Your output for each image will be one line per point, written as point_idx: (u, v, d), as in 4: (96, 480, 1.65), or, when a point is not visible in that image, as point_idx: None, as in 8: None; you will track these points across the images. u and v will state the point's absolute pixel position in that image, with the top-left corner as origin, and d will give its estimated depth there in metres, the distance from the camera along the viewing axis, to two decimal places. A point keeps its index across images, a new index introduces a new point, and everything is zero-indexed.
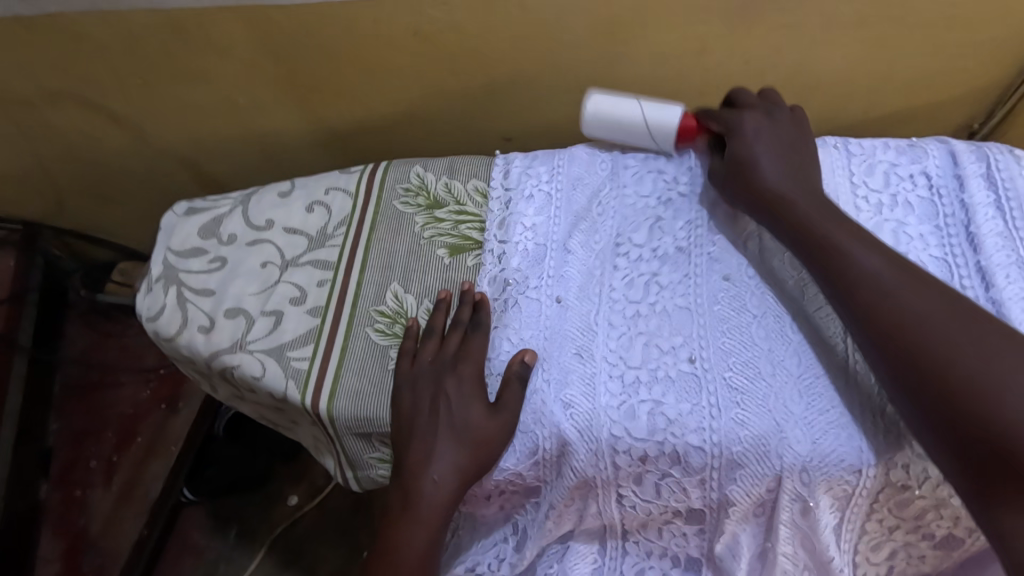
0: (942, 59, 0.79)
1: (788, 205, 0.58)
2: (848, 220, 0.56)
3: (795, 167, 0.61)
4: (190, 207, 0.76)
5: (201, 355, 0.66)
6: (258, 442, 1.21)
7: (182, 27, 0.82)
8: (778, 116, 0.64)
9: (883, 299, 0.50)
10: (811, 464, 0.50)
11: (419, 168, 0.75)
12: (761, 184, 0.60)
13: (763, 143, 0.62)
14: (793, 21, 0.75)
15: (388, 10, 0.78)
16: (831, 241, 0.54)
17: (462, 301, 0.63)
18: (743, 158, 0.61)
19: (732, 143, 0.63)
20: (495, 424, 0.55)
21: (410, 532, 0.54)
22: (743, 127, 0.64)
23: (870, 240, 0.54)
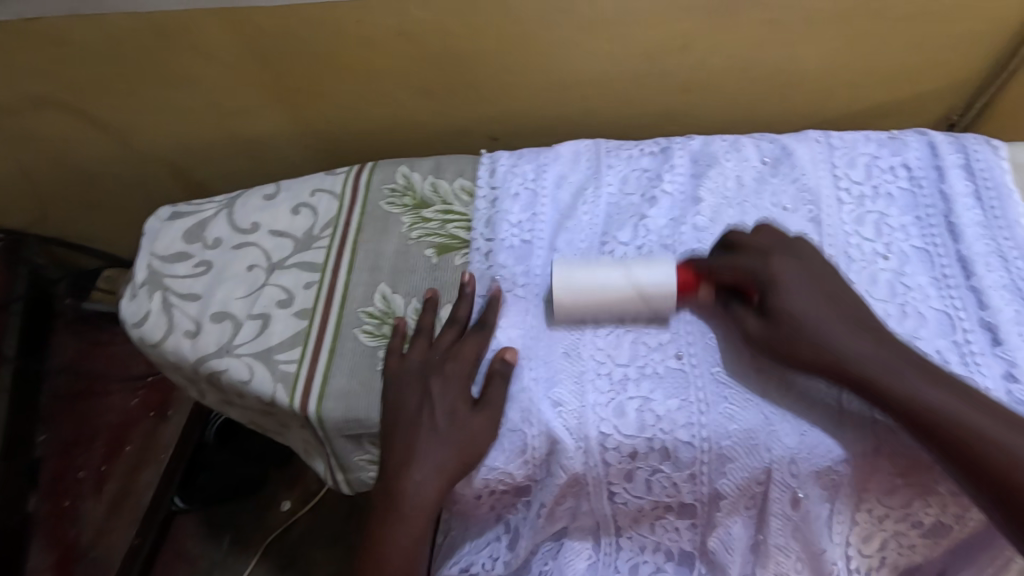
0: (922, 54, 0.80)
1: (865, 371, 0.49)
2: (918, 360, 0.49)
3: (848, 312, 0.52)
4: (174, 211, 0.76)
5: (187, 360, 0.66)
6: (251, 450, 1.21)
7: (165, 30, 0.82)
8: (790, 245, 0.55)
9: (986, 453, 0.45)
10: (799, 456, 0.51)
11: (405, 168, 0.75)
12: (822, 348, 0.50)
13: (806, 298, 0.52)
14: (775, 16, 0.76)
15: (373, 11, 0.78)
16: (915, 398, 0.47)
17: (461, 296, 0.62)
18: (799, 322, 0.51)
19: (767, 298, 0.53)
20: (479, 423, 0.55)
21: (398, 533, 0.54)
22: (778, 281, 0.52)
23: (937, 373, 0.49)
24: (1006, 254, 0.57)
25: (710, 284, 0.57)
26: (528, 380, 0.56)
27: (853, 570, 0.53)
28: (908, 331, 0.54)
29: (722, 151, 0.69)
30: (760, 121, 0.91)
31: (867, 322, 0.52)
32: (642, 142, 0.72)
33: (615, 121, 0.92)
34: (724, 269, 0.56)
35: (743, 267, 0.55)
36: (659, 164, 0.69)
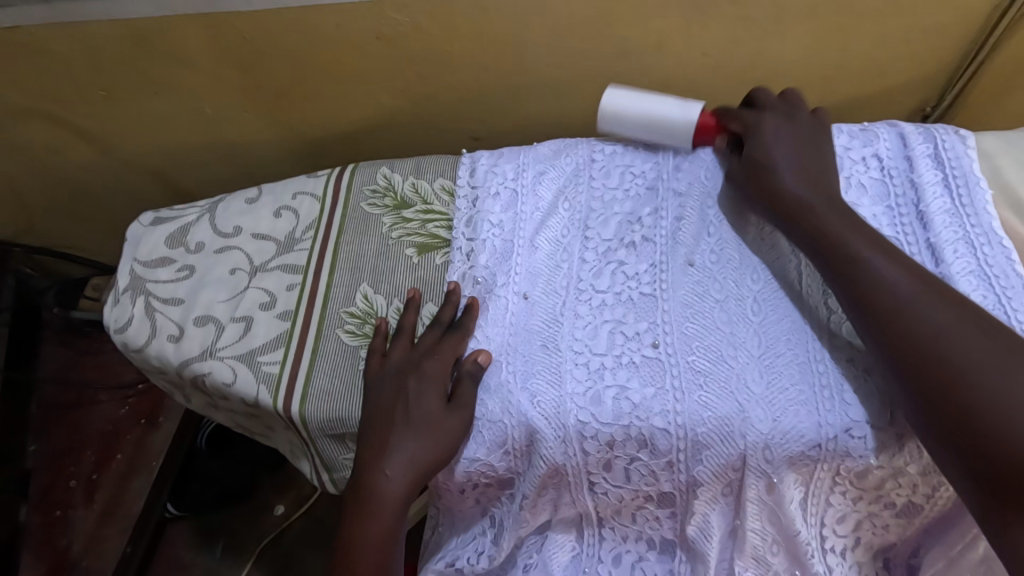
0: (893, 48, 0.81)
1: (820, 221, 0.56)
2: (879, 240, 0.54)
3: (821, 179, 0.59)
4: (156, 216, 0.76)
5: (172, 364, 0.66)
6: (243, 454, 1.19)
7: (144, 38, 0.82)
8: (795, 115, 0.64)
9: (911, 324, 0.48)
10: (772, 441, 0.52)
11: (385, 169, 0.75)
12: (786, 197, 0.58)
13: (787, 149, 0.61)
14: (747, 14, 0.77)
15: (350, 15, 0.79)
16: (855, 257, 0.52)
17: (449, 301, 0.63)
18: (770, 161, 0.60)
19: (753, 147, 0.62)
20: (451, 419, 0.56)
21: (369, 519, 0.54)
22: (762, 127, 0.63)
23: (892, 259, 0.52)
24: (974, 241, 0.58)
25: (725, 133, 0.67)
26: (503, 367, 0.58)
27: (828, 549, 0.55)
28: None
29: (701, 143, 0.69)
30: None
31: (837, 197, 0.58)
32: (622, 137, 0.73)
33: (596, 119, 0.93)
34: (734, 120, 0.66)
35: (743, 124, 0.65)
36: (639, 157, 0.70)
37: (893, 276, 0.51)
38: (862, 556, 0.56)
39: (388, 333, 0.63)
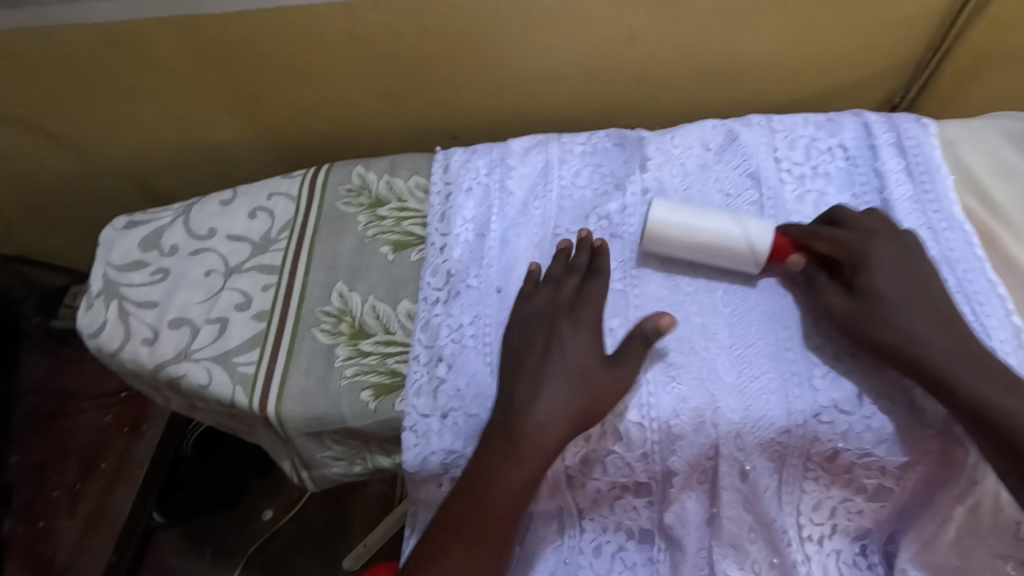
0: (859, 38, 0.82)
1: (939, 359, 0.50)
2: (974, 349, 0.50)
3: (941, 317, 0.52)
4: (129, 220, 0.75)
5: (146, 367, 0.66)
6: (231, 460, 1.18)
7: (116, 41, 0.82)
8: (899, 240, 0.56)
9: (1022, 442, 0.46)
10: (744, 430, 0.53)
11: (360, 168, 0.75)
12: (899, 335, 0.51)
13: (902, 288, 0.53)
14: (715, 6, 0.78)
15: (322, 15, 0.79)
16: (967, 388, 0.48)
17: (580, 247, 0.62)
18: (887, 303, 0.53)
19: (863, 281, 0.54)
20: (610, 373, 0.54)
21: (468, 554, 0.51)
22: (871, 259, 0.55)
23: (986, 370, 0.49)
24: (935, 226, 0.59)
25: (806, 253, 0.59)
26: (623, 373, 0.54)
27: (805, 537, 0.56)
28: None
29: (669, 136, 0.70)
30: (711, 110, 0.93)
31: (954, 328, 0.51)
32: (596, 134, 0.73)
33: (571, 115, 0.94)
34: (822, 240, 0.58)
35: (835, 243, 0.57)
36: (610, 157, 0.71)
37: (998, 390, 0.48)
38: (840, 543, 0.57)
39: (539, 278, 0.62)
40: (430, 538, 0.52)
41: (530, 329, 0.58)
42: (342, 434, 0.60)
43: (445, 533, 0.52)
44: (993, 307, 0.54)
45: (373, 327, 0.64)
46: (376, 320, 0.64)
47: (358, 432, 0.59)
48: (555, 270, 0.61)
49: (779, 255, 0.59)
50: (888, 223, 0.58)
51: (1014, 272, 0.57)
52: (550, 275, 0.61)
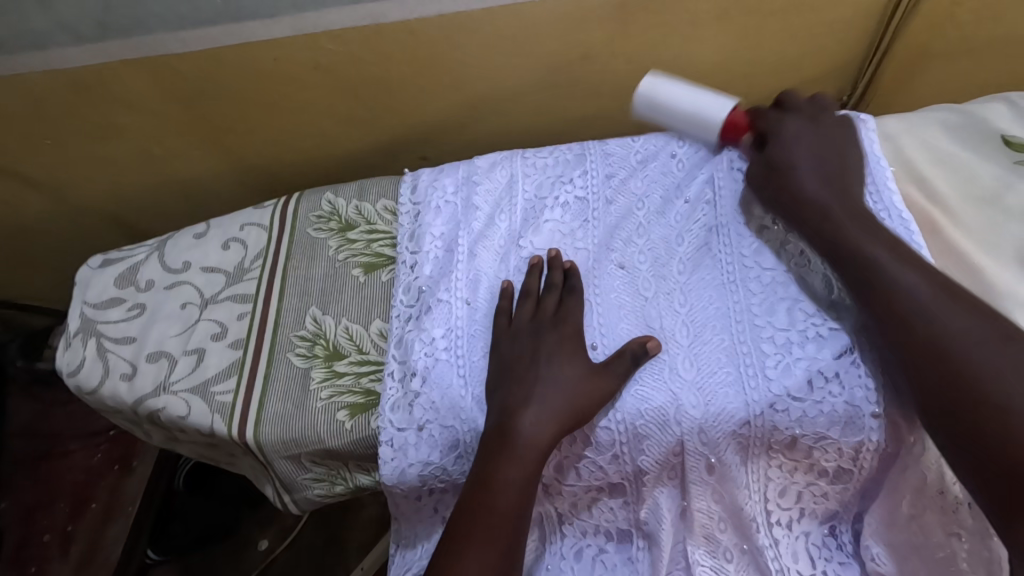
0: (802, 43, 0.86)
1: (822, 211, 0.59)
2: (858, 208, 0.58)
3: (836, 181, 0.61)
4: (105, 258, 0.77)
5: (125, 403, 0.67)
6: (220, 490, 1.17)
7: (85, 85, 0.84)
8: (811, 123, 0.66)
9: (865, 266, 0.54)
10: (706, 425, 0.55)
11: (330, 195, 0.77)
12: (790, 181, 0.62)
13: (807, 150, 0.63)
14: (662, 21, 0.81)
15: (285, 47, 0.81)
16: (839, 231, 0.57)
17: (553, 266, 0.64)
18: (785, 159, 0.63)
19: (774, 148, 0.65)
20: (593, 377, 0.56)
21: (481, 555, 0.50)
22: (783, 133, 0.65)
23: (860, 219, 0.57)
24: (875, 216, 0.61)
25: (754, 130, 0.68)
26: (605, 379, 0.56)
27: (773, 523, 0.57)
28: (791, 295, 0.59)
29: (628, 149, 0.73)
30: None
31: (845, 188, 0.60)
32: (556, 149, 0.76)
33: (533, 130, 0.97)
34: (761, 120, 0.68)
35: (763, 128, 0.67)
36: (570, 170, 0.73)
37: (865, 229, 0.56)
38: (809, 525, 0.58)
39: (514, 295, 0.64)
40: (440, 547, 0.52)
41: (515, 346, 0.59)
42: (321, 455, 0.62)
43: (460, 543, 0.51)
44: None
45: (347, 348, 0.65)
46: (349, 340, 0.66)
47: (336, 452, 0.61)
48: (532, 286, 0.63)
49: (733, 133, 0.67)
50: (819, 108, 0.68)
51: (951, 254, 0.59)
52: (528, 290, 0.63)
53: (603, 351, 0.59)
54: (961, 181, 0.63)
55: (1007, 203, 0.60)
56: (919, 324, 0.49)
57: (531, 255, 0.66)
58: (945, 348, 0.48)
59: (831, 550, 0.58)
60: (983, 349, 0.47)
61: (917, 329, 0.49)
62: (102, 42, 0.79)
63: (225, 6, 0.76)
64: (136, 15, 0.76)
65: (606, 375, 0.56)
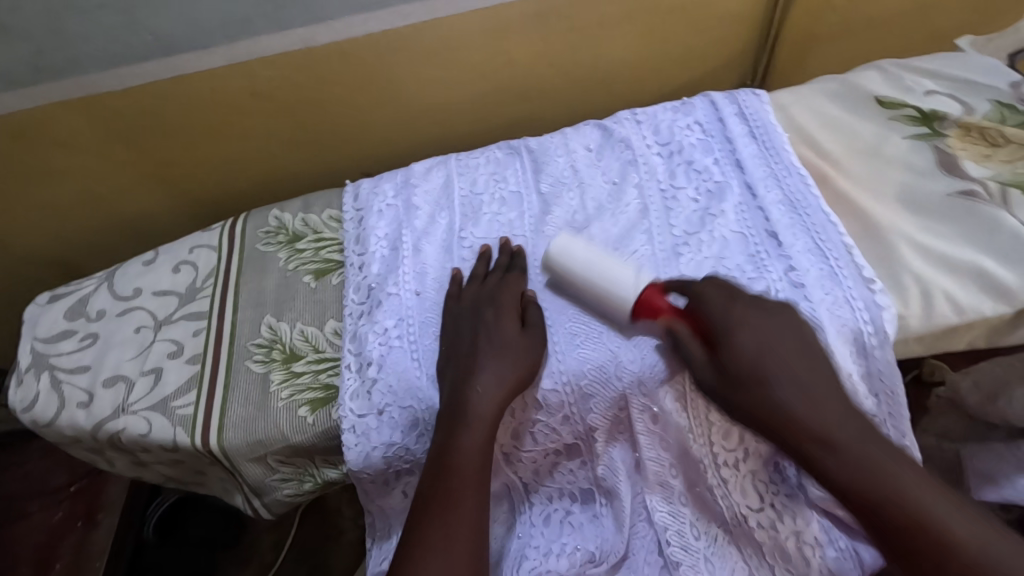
0: (705, 35, 0.95)
1: (813, 437, 0.49)
2: (833, 409, 0.50)
3: (804, 380, 0.52)
4: (53, 294, 0.77)
5: (84, 430, 0.67)
6: (192, 537, 1.14)
7: (22, 130, 0.85)
8: (755, 309, 0.55)
9: (873, 489, 0.48)
10: (644, 376, 0.59)
11: (276, 212, 0.80)
12: (763, 397, 0.51)
13: (763, 350, 0.53)
14: (575, 24, 0.88)
15: (221, 78, 0.85)
16: (838, 467, 0.49)
17: (501, 250, 0.68)
18: (749, 370, 0.52)
19: (727, 348, 0.53)
20: (533, 342, 0.60)
21: (443, 517, 0.53)
22: (732, 330, 0.54)
23: (839, 443, 0.49)
24: (779, 175, 0.68)
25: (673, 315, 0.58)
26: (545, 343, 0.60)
27: (721, 464, 0.59)
28: (714, 253, 0.64)
29: (555, 142, 0.78)
30: (595, 114, 1.03)
31: (804, 382, 0.51)
32: (488, 149, 0.80)
33: (470, 136, 1.02)
34: (692, 299, 0.57)
35: (698, 307, 0.57)
36: (502, 165, 0.77)
37: (850, 453, 0.48)
38: (755, 464, 0.60)
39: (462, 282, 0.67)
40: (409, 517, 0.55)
41: (461, 325, 0.62)
42: (287, 454, 0.63)
43: (426, 508, 0.54)
44: (831, 235, 0.62)
45: (304, 349, 0.67)
46: (305, 342, 0.68)
47: (300, 447, 0.62)
48: (478, 269, 0.67)
49: (650, 311, 0.59)
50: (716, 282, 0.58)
51: (843, 203, 0.65)
52: (474, 274, 0.66)
53: (547, 320, 0.63)
54: (846, 139, 0.70)
55: (885, 153, 0.68)
56: (915, 518, 0.46)
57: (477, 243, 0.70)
58: (942, 538, 0.46)
59: (778, 485, 0.61)
60: (973, 536, 0.46)
61: (918, 532, 0.46)
62: (36, 87, 0.81)
63: (156, 41, 0.79)
64: (69, 59, 0.78)
65: (542, 332, 0.61)
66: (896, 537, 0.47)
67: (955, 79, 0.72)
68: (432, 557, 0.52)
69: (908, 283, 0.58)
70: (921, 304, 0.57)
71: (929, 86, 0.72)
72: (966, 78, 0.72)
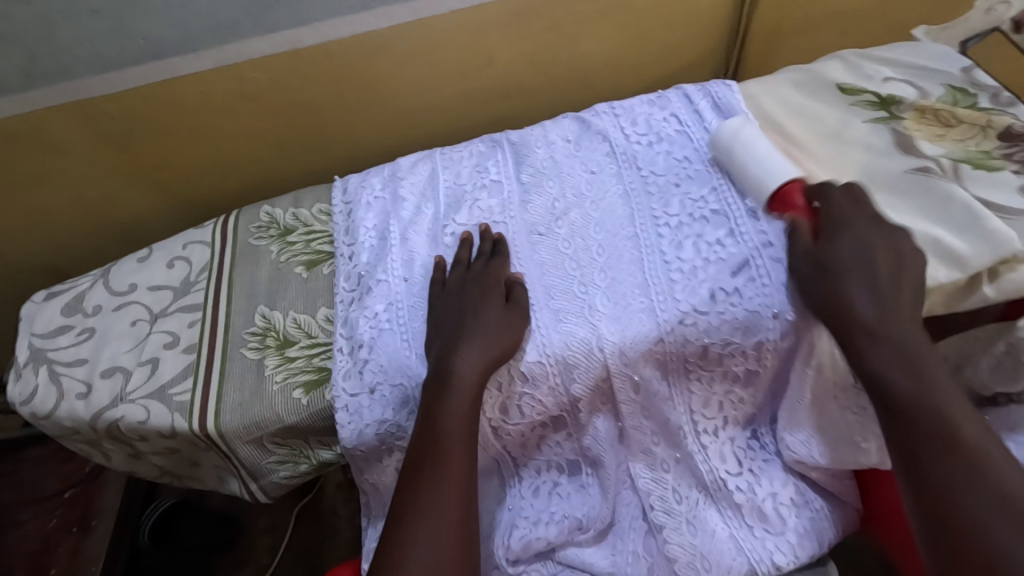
0: (678, 32, 0.99)
1: (863, 325, 0.55)
2: (900, 307, 0.55)
3: (878, 280, 0.56)
4: (48, 292, 0.79)
5: (83, 420, 0.69)
6: (189, 540, 1.14)
7: (15, 134, 0.87)
8: (868, 213, 0.60)
9: (897, 382, 0.53)
10: (625, 347, 0.61)
11: (267, 207, 0.82)
12: (831, 285, 0.57)
13: (856, 255, 0.58)
14: (552, 23, 0.92)
15: (212, 80, 0.87)
16: (877, 364, 0.54)
17: (483, 238, 0.71)
18: (831, 261, 0.58)
19: (831, 241, 0.59)
20: (515, 319, 0.63)
21: (437, 485, 0.56)
22: (841, 229, 0.59)
23: (892, 334, 0.54)
24: None
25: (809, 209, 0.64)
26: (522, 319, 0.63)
27: (701, 431, 0.63)
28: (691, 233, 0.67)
29: (535, 134, 0.81)
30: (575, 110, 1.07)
31: (876, 279, 0.56)
32: (471, 142, 0.83)
33: (454, 133, 1.05)
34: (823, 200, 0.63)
35: (824, 210, 0.62)
36: (485, 157, 0.80)
37: (889, 342, 0.54)
38: (733, 431, 0.65)
39: (447, 267, 0.70)
40: (400, 487, 0.57)
41: (447, 305, 0.65)
42: (282, 435, 0.65)
43: (418, 478, 0.56)
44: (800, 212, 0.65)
45: (297, 335, 0.70)
46: (298, 329, 0.70)
47: (295, 428, 0.65)
48: (463, 255, 0.69)
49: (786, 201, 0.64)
50: (857, 191, 0.63)
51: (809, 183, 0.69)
52: (459, 259, 0.69)
53: (531, 298, 0.66)
54: (812, 124, 0.74)
55: (847, 135, 0.71)
56: (941, 435, 0.50)
57: (462, 230, 0.73)
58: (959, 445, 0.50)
59: (755, 450, 0.65)
60: (1009, 476, 0.49)
61: (923, 427, 0.51)
62: (29, 92, 0.83)
63: (148, 45, 0.81)
64: (62, 63, 0.81)
65: (526, 309, 0.64)
66: (909, 436, 0.51)
67: (910, 66, 0.77)
68: (425, 518, 0.55)
69: None
70: None
71: (886, 74, 0.77)
72: (922, 65, 0.76)
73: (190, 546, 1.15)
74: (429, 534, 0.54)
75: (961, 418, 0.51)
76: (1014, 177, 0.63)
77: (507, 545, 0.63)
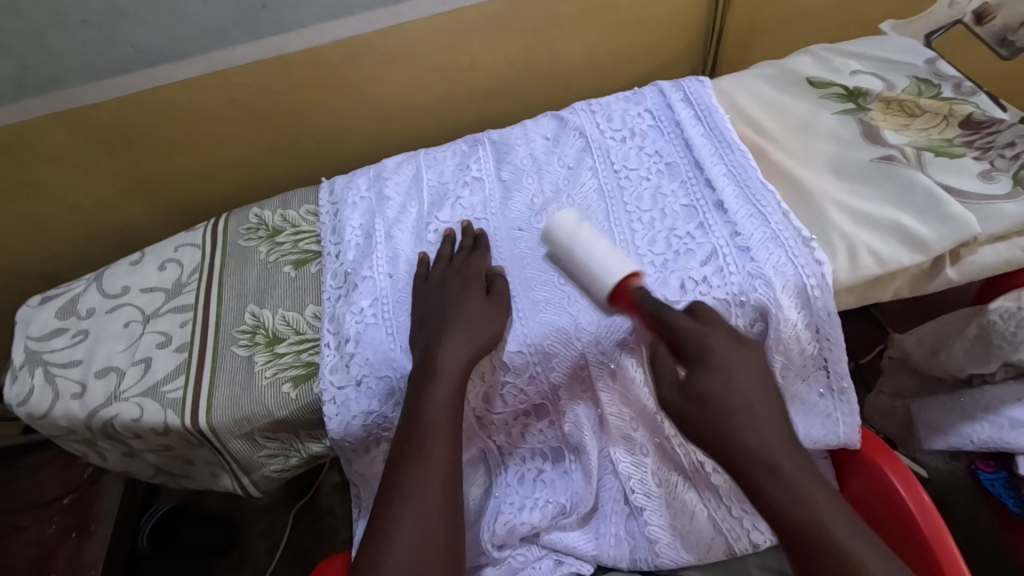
0: (656, 31, 1.01)
1: (761, 464, 0.52)
2: (778, 439, 0.53)
3: (753, 411, 0.54)
4: (44, 296, 0.81)
5: (78, 419, 0.70)
6: (190, 543, 1.15)
7: (8, 144, 0.89)
8: (723, 344, 0.56)
9: (807, 517, 0.50)
10: (601, 335, 0.63)
11: (256, 209, 0.84)
12: (719, 426, 0.53)
13: (723, 383, 0.55)
14: (533, 24, 0.94)
15: (200, 86, 0.89)
16: (774, 499, 0.51)
17: (465, 233, 0.73)
18: (711, 403, 0.54)
19: (697, 371, 0.55)
20: (495, 310, 0.65)
21: (422, 469, 0.57)
22: (705, 353, 0.56)
23: (780, 467, 0.52)
24: (722, 151, 0.74)
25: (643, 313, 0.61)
26: (499, 309, 0.65)
27: None
28: (666, 226, 0.69)
29: (516, 133, 0.83)
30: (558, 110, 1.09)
31: (755, 416, 0.53)
32: (454, 142, 0.85)
33: (439, 134, 1.07)
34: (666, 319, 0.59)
35: (670, 325, 0.58)
36: (467, 157, 0.82)
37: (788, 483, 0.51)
38: None
39: (431, 263, 0.72)
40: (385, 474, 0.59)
41: (430, 299, 0.67)
42: (272, 429, 0.68)
43: (402, 464, 0.58)
44: (769, 202, 0.67)
45: (286, 332, 0.72)
46: (287, 326, 0.72)
47: (285, 421, 0.67)
48: (445, 251, 0.71)
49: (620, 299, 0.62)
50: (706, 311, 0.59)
51: (779, 173, 0.71)
52: (441, 255, 0.71)
53: (512, 291, 0.68)
54: (782, 117, 0.76)
55: (816, 127, 0.74)
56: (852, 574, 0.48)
57: (445, 227, 0.75)
58: None
59: None
60: None
61: (845, 573, 0.48)
62: (21, 101, 0.85)
63: (137, 54, 0.83)
64: (52, 73, 0.83)
65: (506, 301, 0.66)
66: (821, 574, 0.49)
67: (879, 59, 0.79)
68: (409, 499, 0.56)
69: (836, 240, 0.63)
70: (848, 260, 0.62)
71: (855, 67, 0.79)
72: (888, 59, 0.79)
73: (190, 550, 1.15)
74: (416, 517, 0.55)
75: (857, 552, 0.49)
76: (975, 164, 0.65)
77: (492, 530, 0.65)
